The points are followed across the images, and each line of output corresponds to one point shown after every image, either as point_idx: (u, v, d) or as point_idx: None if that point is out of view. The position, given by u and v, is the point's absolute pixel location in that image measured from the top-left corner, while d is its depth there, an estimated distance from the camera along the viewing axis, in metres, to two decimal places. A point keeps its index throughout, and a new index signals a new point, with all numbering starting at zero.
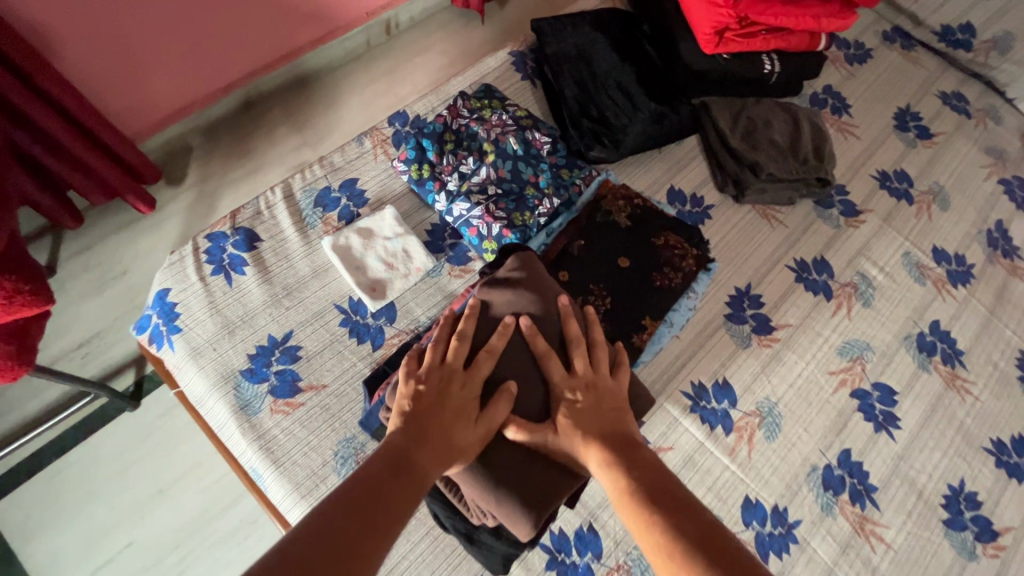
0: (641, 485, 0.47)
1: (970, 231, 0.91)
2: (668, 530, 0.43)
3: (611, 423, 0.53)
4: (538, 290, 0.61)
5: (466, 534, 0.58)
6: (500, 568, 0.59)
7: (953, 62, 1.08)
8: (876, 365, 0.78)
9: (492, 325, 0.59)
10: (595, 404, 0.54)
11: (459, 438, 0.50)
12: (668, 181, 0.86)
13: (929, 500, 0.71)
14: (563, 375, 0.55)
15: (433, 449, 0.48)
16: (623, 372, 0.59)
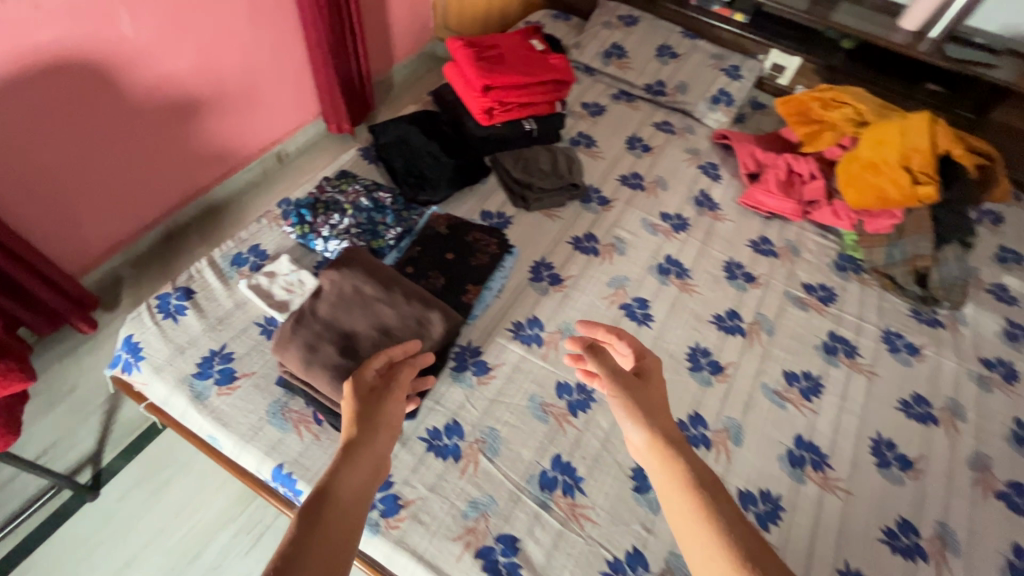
0: (680, 478, 0.62)
1: (683, 199, 1.40)
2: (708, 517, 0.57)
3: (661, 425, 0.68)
4: (363, 264, 0.87)
5: None
6: None
7: (658, 104, 1.66)
8: (632, 287, 1.20)
9: (330, 288, 0.84)
10: (649, 407, 0.70)
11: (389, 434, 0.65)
12: (479, 207, 1.29)
13: (677, 358, 1.10)
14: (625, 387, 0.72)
15: (376, 444, 0.63)
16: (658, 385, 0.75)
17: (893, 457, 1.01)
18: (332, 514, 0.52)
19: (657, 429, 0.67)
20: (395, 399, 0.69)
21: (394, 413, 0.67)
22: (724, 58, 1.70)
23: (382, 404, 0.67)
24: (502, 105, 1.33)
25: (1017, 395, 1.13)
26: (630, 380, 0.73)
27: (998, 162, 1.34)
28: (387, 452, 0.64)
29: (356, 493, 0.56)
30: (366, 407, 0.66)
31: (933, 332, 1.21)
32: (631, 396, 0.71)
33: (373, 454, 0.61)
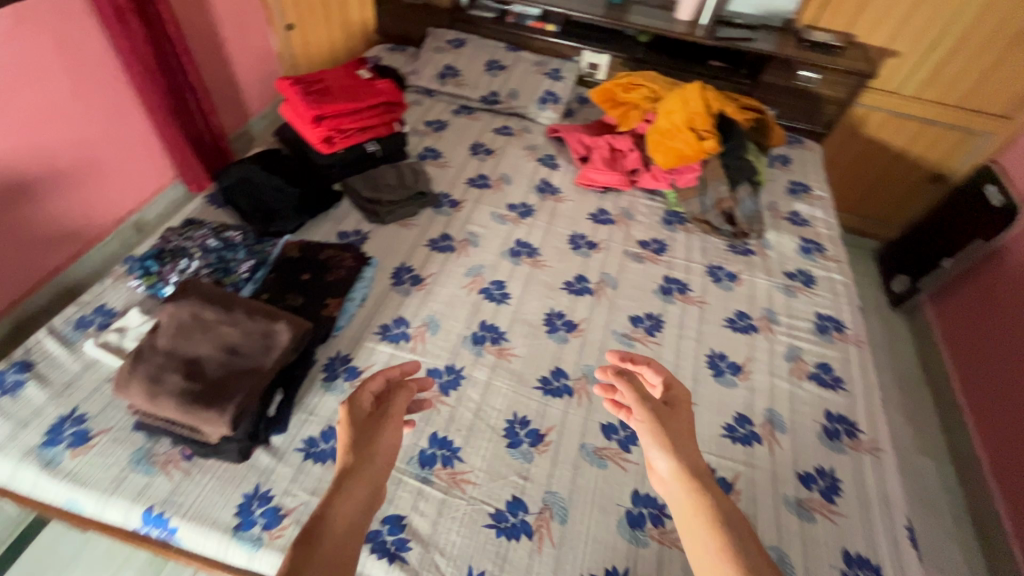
0: (703, 504, 0.69)
1: (527, 190, 1.56)
2: (723, 539, 0.65)
3: (688, 454, 0.76)
4: (203, 292, 0.93)
5: (212, 448, 0.89)
6: (240, 457, 0.89)
7: (495, 112, 1.83)
8: (489, 273, 1.31)
9: (169, 319, 0.88)
10: (677, 436, 0.78)
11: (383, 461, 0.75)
12: (336, 229, 1.36)
13: (535, 324, 1.22)
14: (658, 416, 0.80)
15: (371, 468, 0.73)
16: (684, 413, 0.83)
17: (725, 366, 1.18)
18: (328, 534, 0.62)
19: (687, 455, 0.76)
20: (389, 426, 0.78)
21: (388, 441, 0.77)
22: (545, 64, 1.91)
23: (378, 430, 0.77)
24: (341, 133, 1.42)
25: (816, 295, 1.37)
26: (665, 411, 0.81)
27: (764, 115, 1.63)
28: (380, 476, 0.74)
29: (351, 518, 0.66)
30: (362, 433, 0.76)
31: (745, 259, 1.43)
32: (661, 424, 0.78)
33: (368, 477, 0.71)
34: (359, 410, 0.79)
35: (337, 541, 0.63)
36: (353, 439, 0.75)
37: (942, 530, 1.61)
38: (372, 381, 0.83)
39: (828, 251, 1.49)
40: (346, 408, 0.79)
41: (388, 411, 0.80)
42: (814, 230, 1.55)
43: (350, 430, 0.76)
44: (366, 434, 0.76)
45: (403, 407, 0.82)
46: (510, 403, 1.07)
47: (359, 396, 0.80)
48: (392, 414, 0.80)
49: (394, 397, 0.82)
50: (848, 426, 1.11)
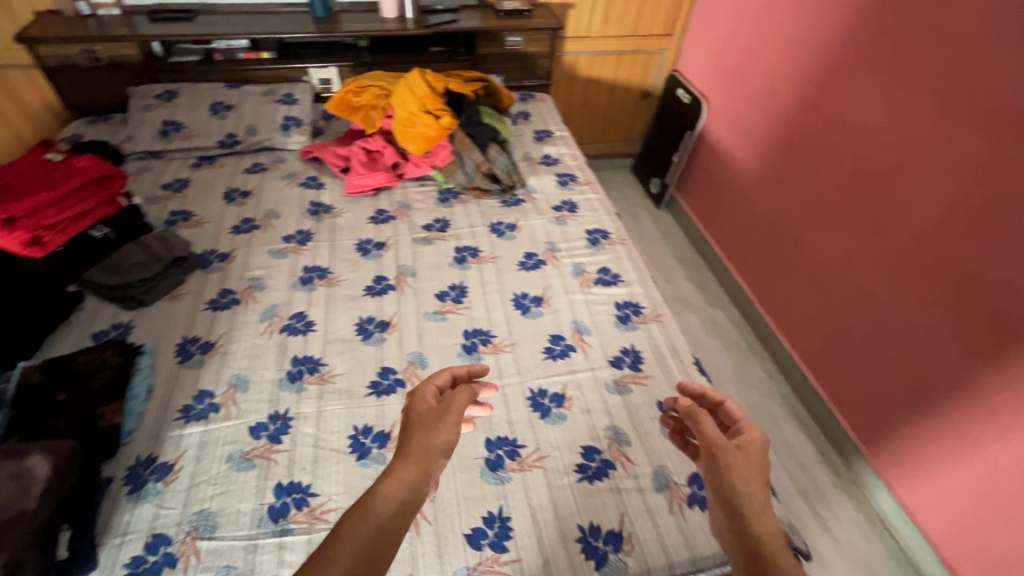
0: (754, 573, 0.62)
1: (299, 216, 1.52)
2: None
3: (745, 503, 0.69)
4: None
5: None
6: None
7: (240, 154, 1.73)
8: (285, 309, 1.27)
9: None
10: (733, 477, 0.72)
11: (440, 449, 0.71)
12: (88, 332, 1.19)
13: (349, 338, 1.21)
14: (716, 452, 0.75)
15: (427, 450, 0.69)
16: (750, 445, 0.76)
17: (529, 302, 1.33)
18: (361, 524, 0.59)
19: (752, 494, 0.70)
20: (449, 422, 0.72)
21: (448, 432, 0.71)
22: (274, 91, 1.86)
23: (437, 418, 0.73)
24: (52, 227, 1.22)
25: (582, 216, 1.59)
26: (729, 446, 0.76)
27: (489, 83, 1.81)
28: (433, 465, 0.68)
29: (393, 513, 0.62)
30: (422, 421, 0.72)
31: (518, 208, 1.60)
32: (720, 463, 0.74)
33: (422, 463, 0.67)
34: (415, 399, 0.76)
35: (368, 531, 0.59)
36: (409, 425, 0.72)
37: (743, 356, 2.04)
38: (437, 374, 0.81)
39: (580, 177, 1.73)
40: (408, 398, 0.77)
41: (448, 405, 0.75)
42: (565, 165, 1.79)
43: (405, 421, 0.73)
44: (424, 421, 0.72)
45: (466, 401, 0.76)
46: (347, 421, 1.06)
47: (422, 389, 0.76)
48: (456, 408, 0.74)
49: (458, 393, 0.77)
50: (633, 307, 1.33)
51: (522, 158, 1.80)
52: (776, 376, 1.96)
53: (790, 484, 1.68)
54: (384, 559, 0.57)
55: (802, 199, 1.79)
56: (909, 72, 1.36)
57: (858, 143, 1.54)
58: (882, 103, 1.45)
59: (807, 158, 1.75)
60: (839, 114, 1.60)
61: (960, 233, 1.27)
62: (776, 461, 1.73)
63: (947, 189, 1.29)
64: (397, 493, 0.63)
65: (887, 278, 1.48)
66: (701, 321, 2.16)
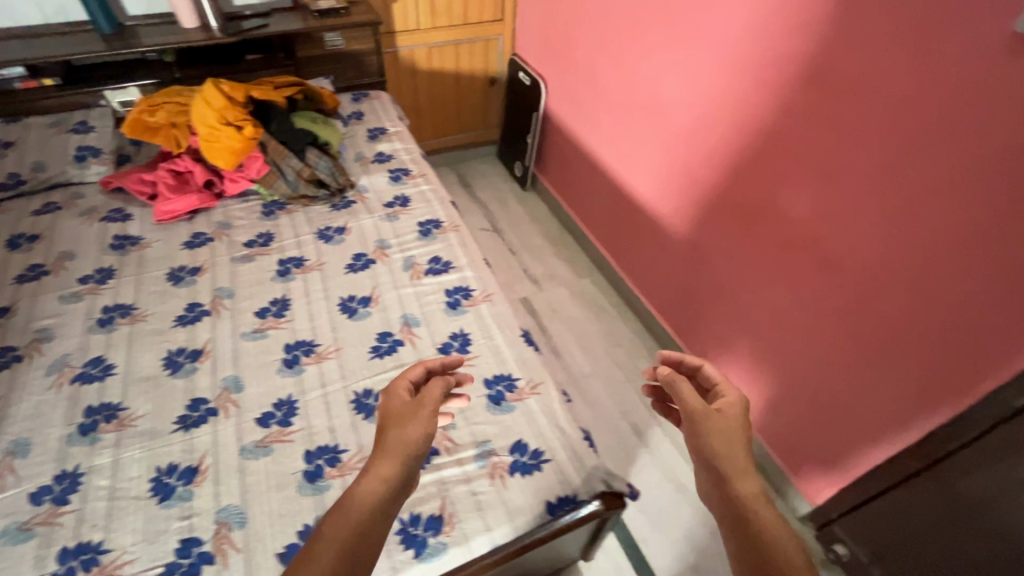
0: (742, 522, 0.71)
1: (99, 254, 1.39)
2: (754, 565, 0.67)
3: (729, 460, 0.78)
4: None
5: None
6: None
7: (27, 195, 1.55)
8: (79, 356, 1.15)
9: None
10: (720, 438, 0.80)
11: (418, 436, 0.75)
12: None
13: (156, 374, 1.13)
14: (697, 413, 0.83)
15: (403, 439, 0.73)
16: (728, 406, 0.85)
17: (356, 303, 1.30)
18: (345, 515, 0.64)
19: (734, 457, 0.78)
20: (425, 413, 0.76)
21: (418, 425, 0.75)
22: (64, 121, 1.68)
23: (415, 409, 0.78)
24: None
25: (413, 210, 1.58)
26: (706, 409, 0.83)
27: (307, 87, 1.74)
28: (413, 455, 0.73)
29: (376, 506, 0.66)
30: (401, 414, 0.77)
31: (348, 210, 1.56)
32: (705, 423, 0.82)
33: (403, 451, 0.72)
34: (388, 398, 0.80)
35: (356, 527, 0.63)
36: (385, 421, 0.76)
37: (611, 319, 2.13)
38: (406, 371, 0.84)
39: (413, 170, 1.72)
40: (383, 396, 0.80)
41: (423, 399, 0.79)
42: (398, 160, 1.77)
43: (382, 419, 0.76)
44: (402, 413, 0.76)
45: (438, 392, 0.81)
46: (148, 464, 0.98)
47: (398, 382, 0.82)
48: (429, 398, 0.79)
49: (433, 382, 0.82)
50: (462, 290, 1.34)
51: (353, 159, 1.75)
52: (640, 333, 2.08)
53: (659, 430, 1.78)
54: (367, 550, 0.62)
55: (640, 164, 1.85)
56: (701, 37, 1.43)
57: (672, 105, 1.61)
58: (682, 63, 1.52)
59: (637, 124, 1.81)
60: (652, 78, 1.66)
61: (762, 176, 1.36)
62: (644, 411, 1.83)
63: (744, 136, 1.37)
64: (383, 487, 0.68)
65: (717, 226, 1.56)
66: (570, 293, 2.23)
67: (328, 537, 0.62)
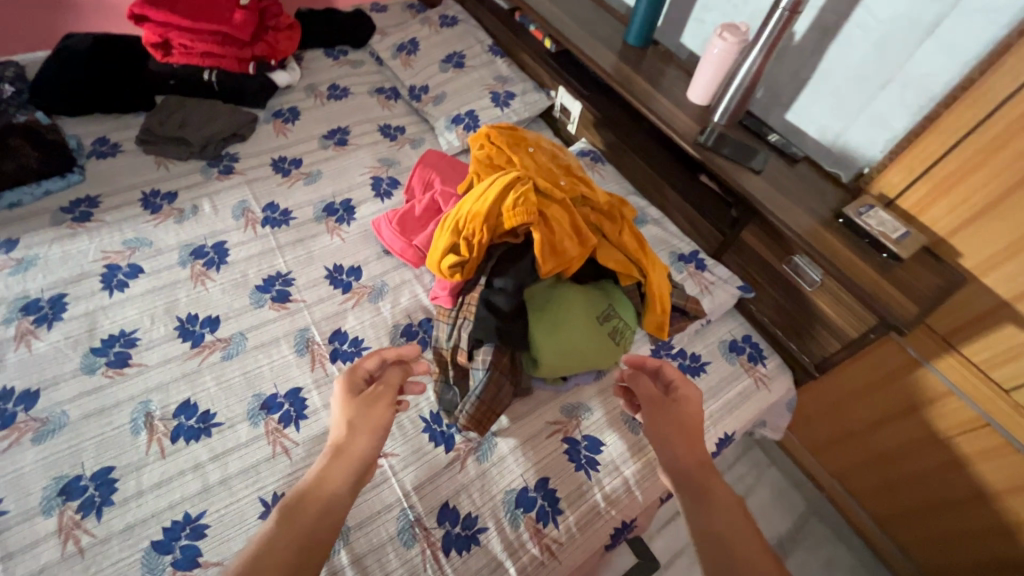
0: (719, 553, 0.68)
1: (314, 200, 1.24)
2: None
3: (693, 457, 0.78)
4: None
5: None
6: None
7: (414, 110, 1.50)
8: (144, 254, 1.08)
9: None
10: (680, 439, 0.80)
11: (374, 429, 0.76)
12: (104, 134, 1.27)
13: (94, 335, 0.96)
14: (650, 403, 0.84)
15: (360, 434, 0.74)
16: (681, 398, 0.84)
17: (179, 546, 0.79)
18: (303, 516, 0.67)
19: (691, 452, 0.78)
20: (386, 401, 0.79)
21: (383, 413, 0.78)
22: (505, 83, 1.48)
23: (374, 403, 0.78)
24: (186, 48, 1.34)
25: (438, 569, 0.82)
26: (660, 405, 0.83)
27: (648, 283, 1.01)
28: (374, 445, 0.75)
29: (331, 500, 0.69)
30: (362, 399, 0.78)
31: (421, 446, 0.93)
32: (660, 423, 0.82)
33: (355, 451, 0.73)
34: (353, 394, 0.78)
35: (314, 519, 0.67)
36: (352, 427, 0.75)
37: None
38: (349, 377, 0.79)
39: (554, 527, 0.88)
40: (344, 401, 0.77)
41: (385, 381, 0.81)
42: (580, 484, 0.93)
43: (353, 416, 0.76)
44: (359, 409, 0.76)
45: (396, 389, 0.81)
46: None
47: (354, 371, 0.80)
48: (385, 389, 0.80)
49: (391, 372, 0.83)
50: None
51: (561, 404, 1.02)
52: None
53: None
54: (328, 527, 0.67)
55: None
56: None
57: None
58: None
59: None
60: None
61: None
62: None
63: None
64: (349, 484, 0.72)
65: None
66: None
67: (290, 526, 0.66)
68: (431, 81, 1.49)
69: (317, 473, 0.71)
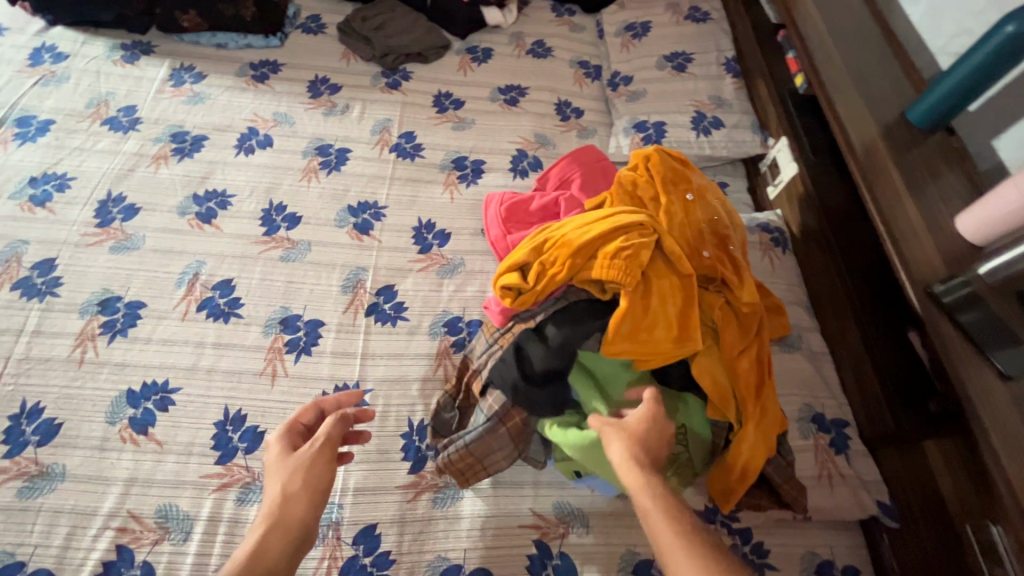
0: None
1: (451, 147, 1.16)
2: None
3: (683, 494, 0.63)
4: None
5: None
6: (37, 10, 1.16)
7: (605, 97, 1.30)
8: (282, 132, 1.11)
9: None
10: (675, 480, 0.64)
11: (313, 488, 0.66)
12: (321, 12, 1.33)
13: (204, 184, 1.02)
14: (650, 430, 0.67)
15: (293, 494, 0.65)
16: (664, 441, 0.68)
17: (144, 407, 0.80)
18: None
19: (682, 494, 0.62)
20: (325, 454, 0.69)
21: (324, 468, 0.68)
22: (718, 108, 1.20)
23: (308, 458, 0.68)
24: None
25: None
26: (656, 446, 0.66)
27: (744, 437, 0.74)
28: (315, 505, 0.65)
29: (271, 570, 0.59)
30: (292, 460, 0.68)
31: (388, 451, 0.82)
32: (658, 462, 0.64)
33: (291, 513, 0.64)
34: (286, 454, 0.69)
35: None
36: (285, 489, 0.65)
37: None
38: (283, 434, 0.71)
39: None
40: (279, 458, 0.69)
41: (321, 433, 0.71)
42: None
43: (287, 480, 0.66)
44: (293, 468, 0.67)
45: (337, 440, 0.71)
46: (95, 171, 1.01)
47: (289, 426, 0.72)
48: (325, 441, 0.70)
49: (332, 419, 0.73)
50: None
51: (556, 498, 0.81)
52: None
53: None
54: None
55: None
56: None
57: None
58: None
59: None
60: None
61: None
62: None
63: None
64: (288, 552, 0.62)
65: None
66: None
67: None
68: (638, 73, 1.28)
69: (254, 547, 0.60)
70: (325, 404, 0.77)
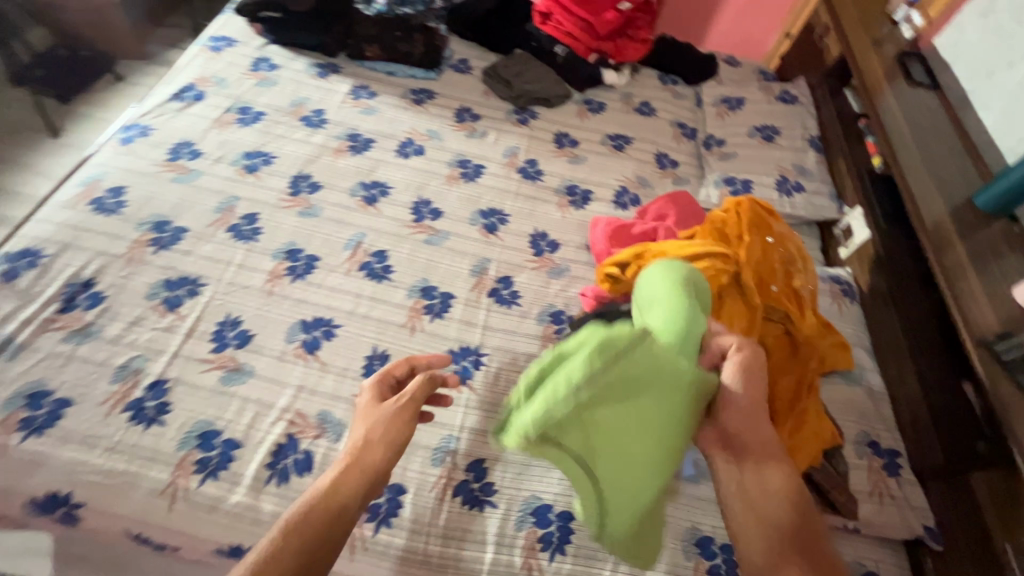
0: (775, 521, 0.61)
1: (565, 175, 1.38)
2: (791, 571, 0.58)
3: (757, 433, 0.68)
4: None
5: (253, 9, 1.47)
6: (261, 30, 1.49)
7: (698, 154, 1.51)
8: (433, 144, 1.36)
9: None
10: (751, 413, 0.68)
11: (392, 439, 0.73)
12: (469, 57, 1.62)
13: (370, 176, 1.27)
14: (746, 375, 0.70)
15: (375, 439, 0.72)
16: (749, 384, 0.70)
17: (313, 334, 1.01)
18: (315, 512, 0.64)
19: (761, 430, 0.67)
20: (407, 411, 0.77)
21: (405, 422, 0.76)
22: (800, 176, 1.38)
23: (391, 410, 0.76)
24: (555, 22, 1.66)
25: (440, 499, 0.87)
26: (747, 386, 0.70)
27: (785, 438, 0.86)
28: (393, 453, 0.72)
29: (347, 500, 0.66)
30: (379, 409, 0.76)
31: (498, 405, 0.98)
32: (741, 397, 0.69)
33: (371, 454, 0.71)
34: (375, 401, 0.78)
35: (328, 524, 0.63)
36: (369, 434, 0.73)
37: None
38: (375, 383, 0.80)
39: (549, 558, 0.84)
40: (369, 404, 0.78)
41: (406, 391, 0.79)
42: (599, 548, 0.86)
43: (372, 427, 0.73)
44: (378, 415, 0.75)
45: (419, 400, 0.79)
46: (291, 154, 1.27)
47: (382, 376, 0.82)
48: (409, 398, 0.78)
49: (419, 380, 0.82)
50: (212, 466, 0.84)
51: None
52: None
53: None
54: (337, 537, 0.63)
55: None
56: None
57: None
58: None
59: None
60: None
61: None
62: None
63: None
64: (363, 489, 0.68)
65: None
66: None
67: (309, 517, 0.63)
68: (731, 137, 1.48)
69: (336, 477, 0.68)
70: (415, 363, 0.86)
